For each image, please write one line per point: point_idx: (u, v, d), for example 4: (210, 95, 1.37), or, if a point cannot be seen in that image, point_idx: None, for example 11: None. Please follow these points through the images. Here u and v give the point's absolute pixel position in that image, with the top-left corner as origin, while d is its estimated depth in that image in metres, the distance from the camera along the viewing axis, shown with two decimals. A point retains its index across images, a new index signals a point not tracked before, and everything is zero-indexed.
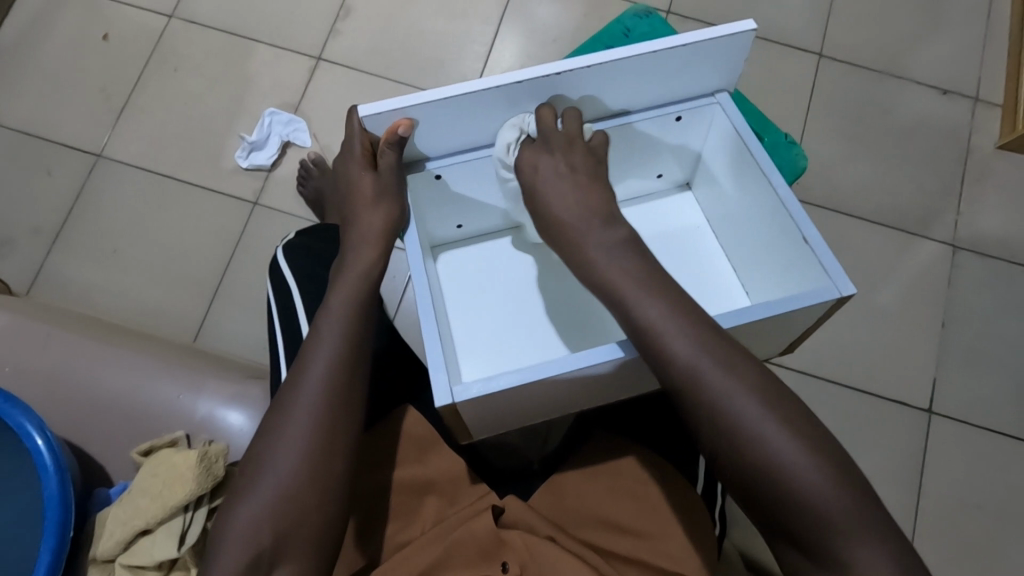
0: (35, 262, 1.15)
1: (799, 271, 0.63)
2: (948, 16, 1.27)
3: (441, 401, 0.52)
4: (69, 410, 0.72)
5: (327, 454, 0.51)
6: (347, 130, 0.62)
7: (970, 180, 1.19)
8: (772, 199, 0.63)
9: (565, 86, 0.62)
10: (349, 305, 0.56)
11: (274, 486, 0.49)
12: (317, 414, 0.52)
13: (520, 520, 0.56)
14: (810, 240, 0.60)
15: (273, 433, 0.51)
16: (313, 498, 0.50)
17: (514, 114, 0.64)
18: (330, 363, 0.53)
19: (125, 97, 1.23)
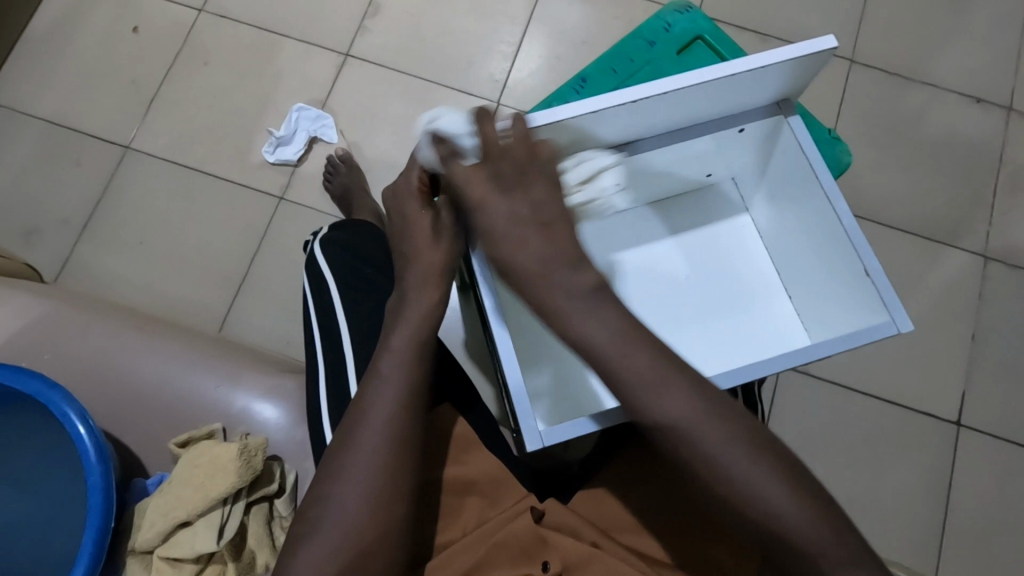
0: (62, 253, 1.15)
1: (853, 295, 0.65)
2: (983, 23, 1.25)
3: (530, 444, 0.54)
4: (102, 400, 0.72)
5: (393, 496, 0.51)
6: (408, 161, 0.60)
7: (1004, 190, 1.17)
8: (835, 228, 0.63)
9: (631, 112, 0.59)
10: (411, 342, 0.55)
11: (338, 528, 0.50)
12: (380, 451, 0.52)
13: (563, 523, 0.55)
14: (872, 274, 0.60)
15: (336, 480, 0.51)
16: (379, 536, 0.50)
17: (576, 137, 0.62)
18: (392, 403, 0.53)
19: (154, 89, 1.23)
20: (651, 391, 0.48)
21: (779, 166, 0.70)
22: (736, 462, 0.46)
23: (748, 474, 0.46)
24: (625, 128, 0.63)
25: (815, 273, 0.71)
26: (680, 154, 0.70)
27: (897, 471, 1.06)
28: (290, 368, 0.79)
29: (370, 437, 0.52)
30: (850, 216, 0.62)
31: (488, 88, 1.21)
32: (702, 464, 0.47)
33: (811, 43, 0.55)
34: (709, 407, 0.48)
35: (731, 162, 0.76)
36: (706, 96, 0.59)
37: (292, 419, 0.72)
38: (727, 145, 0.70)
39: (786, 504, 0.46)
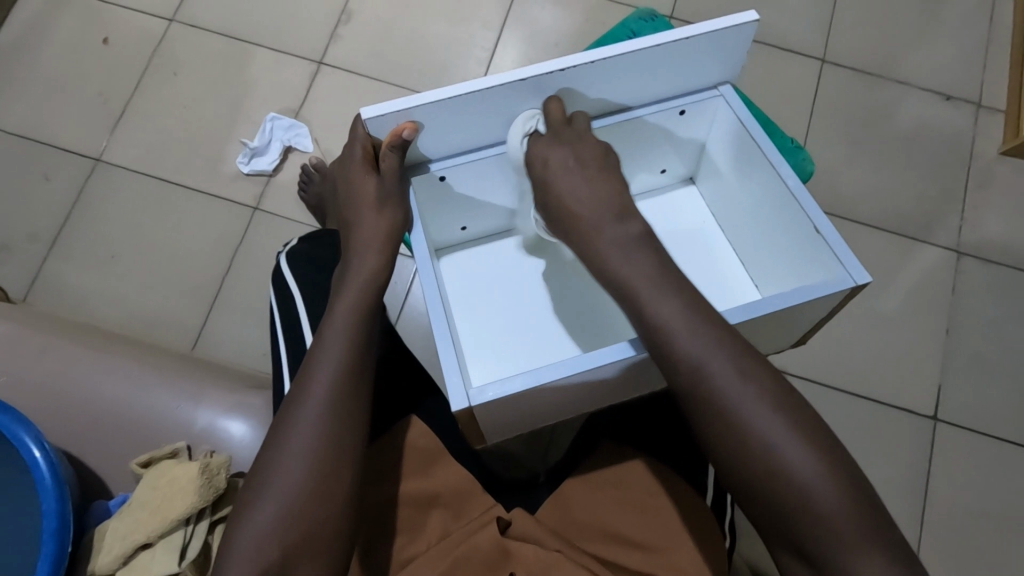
0: (34, 269, 1.14)
1: (810, 260, 0.64)
2: (951, 20, 1.27)
3: (457, 405, 0.52)
4: (69, 420, 0.71)
5: (337, 461, 0.50)
6: (351, 134, 0.62)
7: (974, 186, 1.19)
8: (781, 190, 0.64)
9: (566, 84, 0.62)
10: (354, 306, 0.55)
11: (280, 494, 0.48)
12: (318, 426, 0.50)
13: (528, 533, 0.55)
14: (822, 231, 0.61)
15: (278, 447, 0.50)
16: (320, 505, 0.48)
17: (512, 111, 0.64)
18: (337, 367, 0.52)
19: (125, 101, 1.22)
20: (679, 351, 0.48)
21: (722, 147, 0.72)
22: (763, 425, 0.45)
23: (783, 438, 0.44)
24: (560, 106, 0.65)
25: (775, 250, 0.70)
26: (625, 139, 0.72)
27: (875, 469, 1.07)
28: (259, 384, 0.78)
29: (308, 414, 0.51)
30: (795, 178, 0.63)
31: None
32: (724, 426, 0.46)
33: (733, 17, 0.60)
34: (753, 378, 0.46)
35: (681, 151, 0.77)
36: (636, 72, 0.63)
37: (260, 435, 0.72)
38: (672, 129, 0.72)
39: (816, 477, 0.43)
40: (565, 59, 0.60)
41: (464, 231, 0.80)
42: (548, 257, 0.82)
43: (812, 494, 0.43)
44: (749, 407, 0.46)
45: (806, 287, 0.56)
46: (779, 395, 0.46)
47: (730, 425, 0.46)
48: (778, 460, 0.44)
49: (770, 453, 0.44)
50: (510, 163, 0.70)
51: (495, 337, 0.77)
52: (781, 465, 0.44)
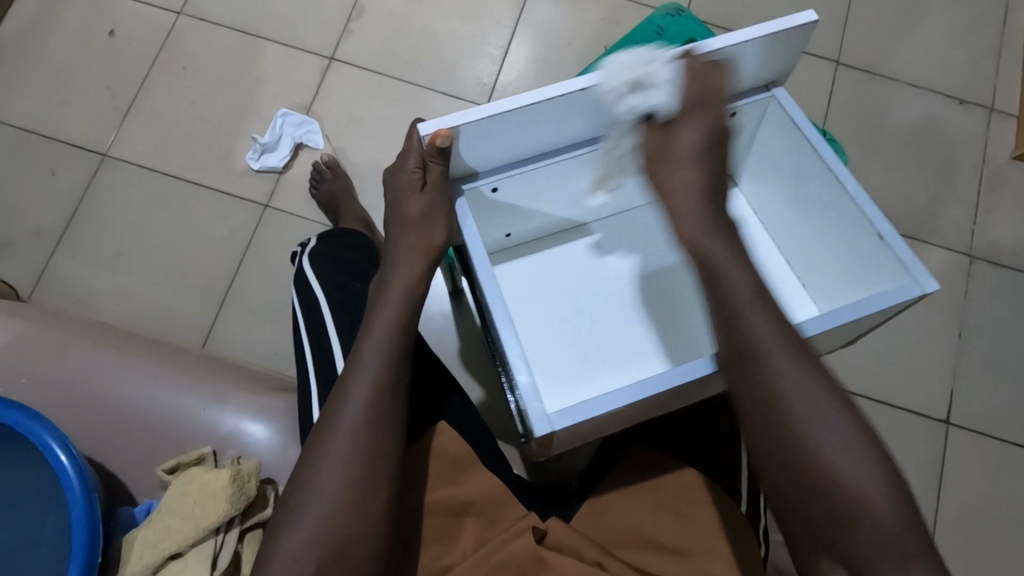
0: (39, 265, 1.12)
1: (870, 262, 0.65)
2: (964, 23, 1.27)
3: (540, 430, 0.51)
4: (86, 423, 0.70)
5: (375, 481, 0.50)
6: (403, 146, 0.61)
7: (986, 190, 1.19)
8: (838, 191, 0.65)
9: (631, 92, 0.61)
10: (392, 324, 0.55)
11: (317, 514, 0.48)
12: (353, 440, 0.50)
13: (565, 543, 0.54)
14: (886, 236, 0.61)
15: (314, 468, 0.50)
16: (357, 526, 0.49)
17: (570, 123, 0.64)
18: (372, 388, 0.52)
19: (132, 95, 1.20)
20: (750, 327, 0.48)
21: (769, 153, 0.74)
22: (817, 423, 0.45)
23: (836, 444, 0.44)
24: (616, 116, 0.65)
25: (828, 256, 0.72)
26: None
27: None
28: (279, 387, 0.77)
29: (345, 427, 0.51)
30: (853, 181, 0.63)
31: (476, 91, 1.20)
32: (783, 409, 0.46)
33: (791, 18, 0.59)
34: (816, 379, 0.46)
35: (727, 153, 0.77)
36: None
37: (283, 441, 0.70)
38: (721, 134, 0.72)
39: (866, 478, 0.43)
40: (627, 67, 0.59)
41: (508, 237, 0.80)
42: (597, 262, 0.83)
43: (852, 483, 0.43)
44: (806, 407, 0.45)
45: (875, 299, 0.57)
46: (838, 393, 0.46)
47: (779, 420, 0.46)
48: (832, 464, 0.44)
49: (826, 457, 0.44)
50: (560, 173, 0.70)
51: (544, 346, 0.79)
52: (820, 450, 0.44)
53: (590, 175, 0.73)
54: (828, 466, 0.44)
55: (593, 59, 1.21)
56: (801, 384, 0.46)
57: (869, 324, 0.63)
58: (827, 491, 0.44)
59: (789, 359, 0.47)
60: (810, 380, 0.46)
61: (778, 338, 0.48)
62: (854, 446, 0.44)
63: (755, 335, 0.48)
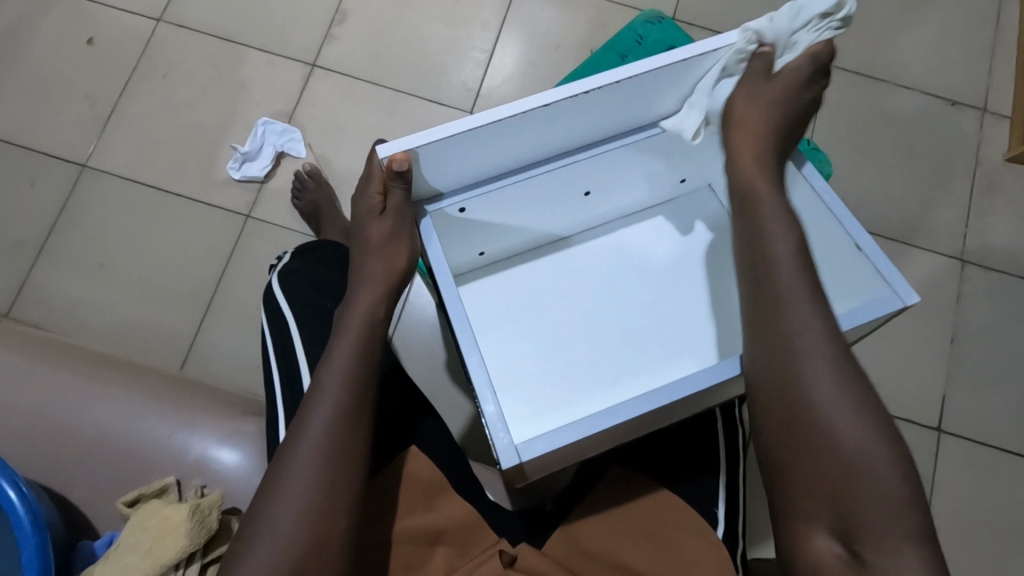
0: (18, 279, 1.10)
1: (843, 277, 0.64)
2: (957, 22, 1.25)
3: (507, 461, 0.49)
4: (55, 447, 0.69)
5: (333, 511, 0.49)
6: (365, 168, 0.60)
7: (979, 193, 1.17)
8: (815, 204, 0.63)
9: (597, 104, 0.60)
10: (352, 354, 0.55)
11: (273, 547, 0.47)
12: (312, 464, 0.49)
13: (534, 567, 0.53)
14: (863, 246, 0.59)
15: (273, 496, 0.49)
16: (314, 558, 0.47)
17: (538, 137, 0.62)
18: (333, 415, 0.51)
19: (111, 104, 1.18)
20: (784, 293, 0.50)
21: None
22: (829, 391, 0.45)
23: (848, 418, 0.44)
24: (585, 126, 0.64)
25: None
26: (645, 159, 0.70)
27: None
28: (253, 408, 0.76)
29: (304, 454, 0.50)
30: (830, 191, 0.61)
31: (460, 97, 1.18)
32: (797, 376, 0.46)
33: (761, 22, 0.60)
34: (837, 354, 0.47)
35: (704, 165, 0.75)
36: (666, 83, 0.61)
37: (254, 466, 0.69)
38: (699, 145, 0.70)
39: (870, 455, 0.43)
40: (592, 79, 0.58)
41: (481, 255, 0.78)
42: (577, 270, 0.81)
43: (863, 469, 0.43)
44: (821, 374, 0.46)
45: (855, 316, 0.55)
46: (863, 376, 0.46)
47: (795, 384, 0.46)
48: (840, 436, 0.44)
49: (835, 428, 0.44)
50: (533, 188, 0.68)
51: (520, 364, 0.77)
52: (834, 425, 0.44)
53: (563, 188, 0.71)
54: (836, 436, 0.44)
55: (579, 62, 1.19)
56: (821, 354, 0.47)
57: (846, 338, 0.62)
58: (829, 461, 0.43)
59: (811, 321, 0.48)
60: (828, 352, 0.47)
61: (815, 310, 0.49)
62: (860, 423, 0.44)
63: (787, 299, 0.49)
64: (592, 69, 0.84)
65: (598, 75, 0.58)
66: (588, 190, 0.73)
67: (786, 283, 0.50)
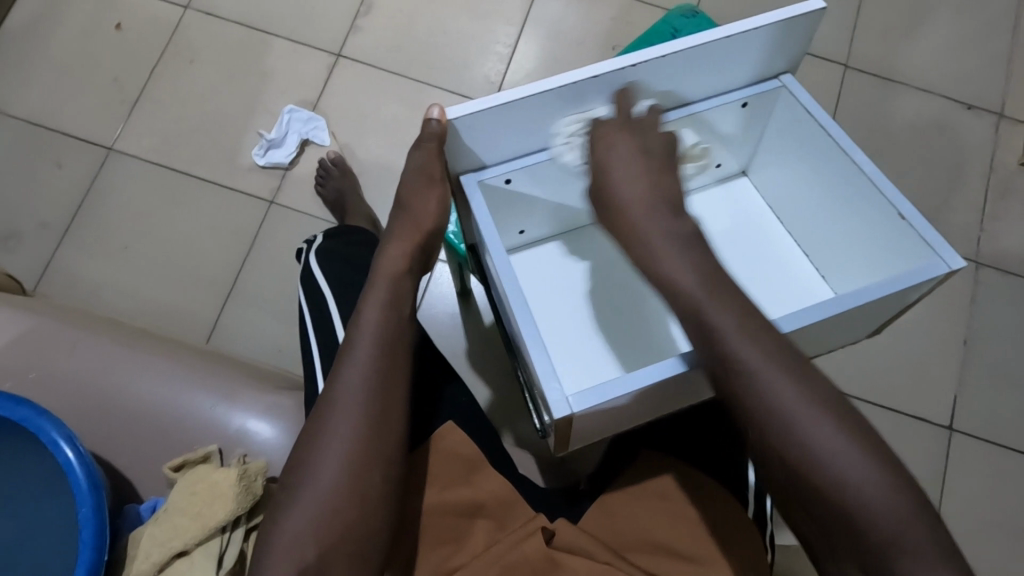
0: (43, 259, 1.11)
1: (892, 245, 0.65)
2: (974, 28, 1.26)
3: (558, 412, 0.50)
4: (96, 416, 0.70)
5: (372, 458, 0.50)
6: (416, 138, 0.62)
7: (994, 196, 1.19)
8: (857, 176, 0.64)
9: (641, 79, 0.62)
10: (383, 312, 0.56)
11: (315, 494, 0.48)
12: (355, 421, 0.51)
13: (574, 544, 0.54)
14: (908, 217, 0.61)
15: (313, 447, 0.50)
16: (356, 504, 0.48)
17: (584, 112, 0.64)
18: (367, 365, 0.53)
19: (138, 89, 1.19)
20: (717, 334, 0.47)
21: (784, 144, 0.73)
22: (813, 428, 0.42)
23: (835, 449, 0.42)
24: (629, 103, 0.66)
25: (845, 244, 0.72)
26: (682, 141, 0.73)
27: None
28: (287, 384, 0.77)
29: (341, 406, 0.51)
30: (870, 163, 0.63)
31: (483, 90, 1.19)
32: (771, 423, 0.44)
33: (800, 6, 0.59)
34: (801, 378, 0.44)
35: (735, 147, 0.78)
36: (709, 64, 0.63)
37: (291, 440, 0.70)
38: (732, 125, 0.73)
39: (868, 481, 0.41)
40: (637, 54, 0.60)
41: (522, 234, 0.79)
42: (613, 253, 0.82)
43: (866, 498, 0.40)
44: (799, 408, 0.43)
45: (910, 279, 0.56)
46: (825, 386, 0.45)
47: (773, 432, 0.43)
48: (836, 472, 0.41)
49: (826, 463, 0.41)
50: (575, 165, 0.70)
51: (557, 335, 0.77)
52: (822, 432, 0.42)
53: None
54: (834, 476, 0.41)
55: (601, 59, 1.21)
56: (784, 383, 0.44)
57: (895, 305, 0.62)
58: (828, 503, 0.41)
59: (764, 357, 0.45)
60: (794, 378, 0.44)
61: (757, 342, 0.46)
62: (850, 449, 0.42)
63: (723, 342, 0.46)
64: None
65: (646, 49, 0.59)
66: None
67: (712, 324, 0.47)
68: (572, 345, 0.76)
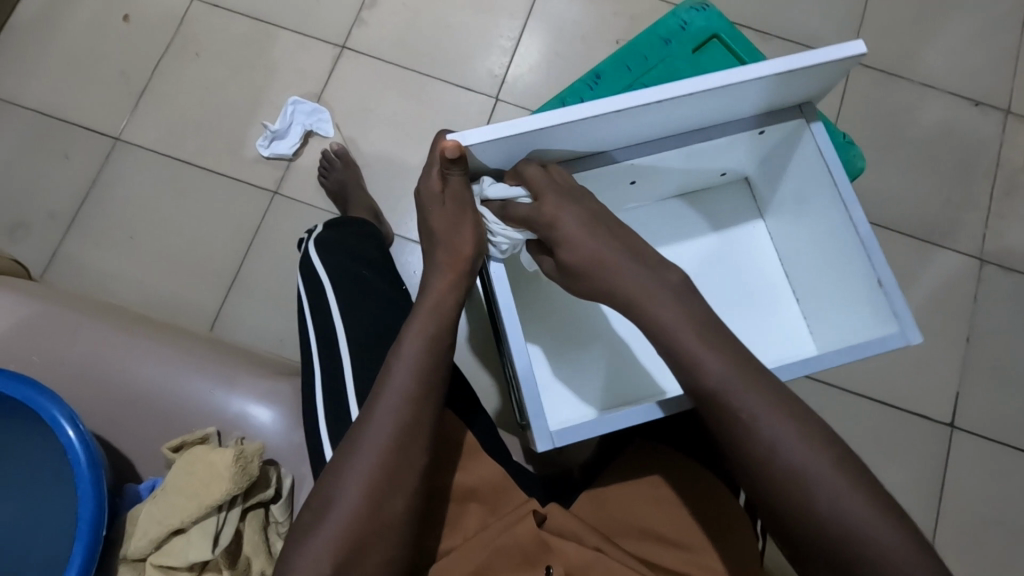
0: (51, 247, 1.13)
1: (862, 302, 0.65)
2: (983, 24, 1.25)
3: (542, 444, 0.55)
4: (98, 400, 0.71)
5: (397, 487, 0.51)
6: (430, 151, 0.59)
7: (1000, 194, 1.18)
8: (851, 235, 0.64)
9: (666, 111, 0.58)
10: (424, 340, 0.55)
11: (340, 518, 0.49)
12: (389, 449, 0.51)
13: (565, 528, 0.54)
14: (883, 283, 0.61)
15: (343, 470, 0.51)
16: (376, 529, 0.49)
17: (603, 136, 0.61)
18: (405, 396, 0.53)
19: (145, 81, 1.21)
20: (704, 372, 0.49)
21: (794, 173, 0.71)
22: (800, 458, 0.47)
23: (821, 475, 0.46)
24: (650, 128, 0.62)
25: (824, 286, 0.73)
26: (695, 156, 0.71)
27: (889, 476, 1.07)
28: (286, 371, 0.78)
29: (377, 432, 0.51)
30: (865, 224, 0.63)
31: (486, 83, 1.20)
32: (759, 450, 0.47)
33: (844, 48, 0.54)
34: (787, 409, 0.48)
35: (744, 161, 0.76)
36: (737, 97, 0.59)
37: (289, 426, 0.72)
38: (748, 146, 0.70)
39: (854, 504, 0.45)
40: (664, 88, 0.55)
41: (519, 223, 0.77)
42: None
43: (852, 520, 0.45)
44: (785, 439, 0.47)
45: (876, 341, 0.57)
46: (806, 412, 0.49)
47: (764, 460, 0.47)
48: (824, 496, 0.45)
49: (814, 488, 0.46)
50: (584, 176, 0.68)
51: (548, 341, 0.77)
52: (816, 478, 0.46)
53: (610, 178, 0.72)
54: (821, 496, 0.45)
55: (604, 53, 1.21)
56: (773, 416, 0.48)
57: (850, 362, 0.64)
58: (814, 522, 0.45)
59: (754, 390, 0.49)
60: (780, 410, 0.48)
61: (750, 378, 0.49)
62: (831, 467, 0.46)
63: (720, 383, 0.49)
64: (637, 50, 0.85)
65: (675, 83, 0.55)
66: (633, 180, 0.74)
67: (707, 367, 0.49)
68: (564, 350, 0.77)
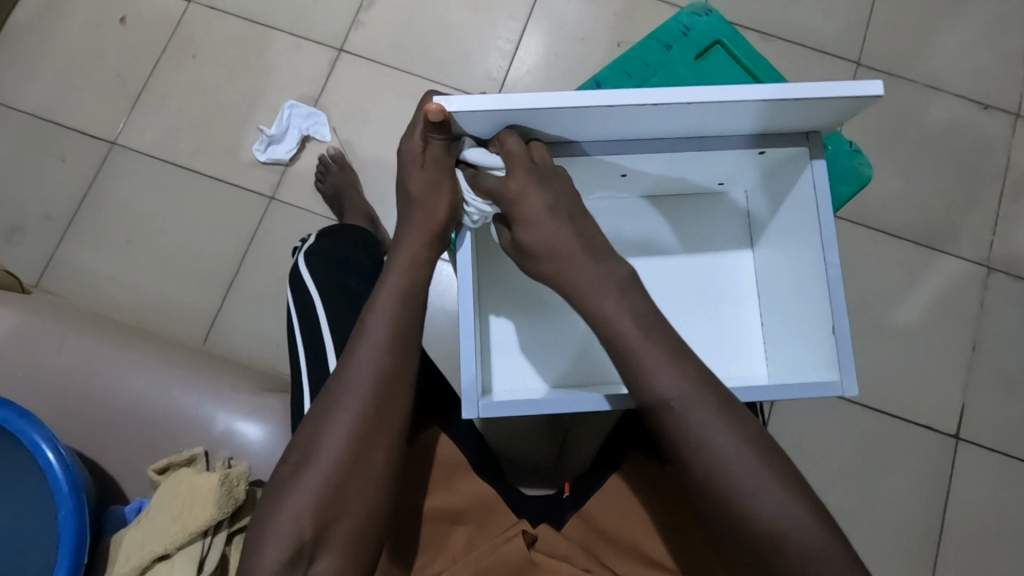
0: (46, 252, 1.12)
1: (814, 342, 0.66)
2: (993, 25, 1.22)
3: (466, 410, 0.57)
4: (87, 414, 0.71)
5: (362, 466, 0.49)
6: (416, 112, 0.57)
7: (1007, 199, 1.15)
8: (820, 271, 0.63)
9: (658, 112, 0.56)
10: (391, 318, 0.54)
11: (304, 502, 0.47)
12: (355, 431, 0.50)
13: (554, 549, 0.54)
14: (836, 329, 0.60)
15: (308, 454, 0.49)
16: (341, 510, 0.48)
17: (593, 127, 0.58)
18: (373, 375, 0.51)
19: (141, 84, 1.20)
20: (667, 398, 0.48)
21: (786, 189, 0.68)
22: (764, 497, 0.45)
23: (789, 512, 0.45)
24: (642, 127, 0.59)
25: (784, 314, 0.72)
26: (691, 161, 0.68)
27: (890, 486, 1.05)
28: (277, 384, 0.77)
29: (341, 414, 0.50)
30: (837, 268, 0.62)
31: (484, 86, 1.18)
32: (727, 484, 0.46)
33: (858, 85, 0.52)
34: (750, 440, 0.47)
35: (745, 175, 0.73)
36: (734, 111, 0.57)
37: (278, 442, 0.71)
38: (744, 160, 0.68)
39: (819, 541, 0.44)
40: (659, 92, 0.53)
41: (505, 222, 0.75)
42: None
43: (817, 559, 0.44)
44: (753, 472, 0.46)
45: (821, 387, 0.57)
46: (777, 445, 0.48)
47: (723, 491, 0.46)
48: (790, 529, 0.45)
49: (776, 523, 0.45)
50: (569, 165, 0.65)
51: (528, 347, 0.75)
52: (782, 515, 0.45)
53: (597, 171, 0.70)
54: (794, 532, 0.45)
55: (604, 55, 1.19)
56: (737, 443, 0.47)
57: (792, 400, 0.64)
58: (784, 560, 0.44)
59: (718, 414, 0.48)
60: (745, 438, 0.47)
61: (717, 407, 0.48)
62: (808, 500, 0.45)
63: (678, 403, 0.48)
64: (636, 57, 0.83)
65: (672, 89, 0.53)
66: (623, 173, 0.71)
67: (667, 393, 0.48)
68: (542, 355, 0.75)
